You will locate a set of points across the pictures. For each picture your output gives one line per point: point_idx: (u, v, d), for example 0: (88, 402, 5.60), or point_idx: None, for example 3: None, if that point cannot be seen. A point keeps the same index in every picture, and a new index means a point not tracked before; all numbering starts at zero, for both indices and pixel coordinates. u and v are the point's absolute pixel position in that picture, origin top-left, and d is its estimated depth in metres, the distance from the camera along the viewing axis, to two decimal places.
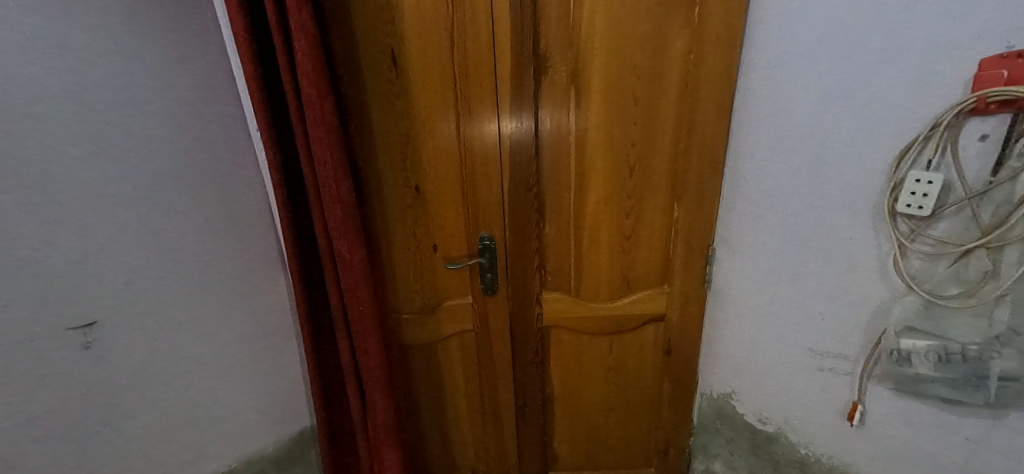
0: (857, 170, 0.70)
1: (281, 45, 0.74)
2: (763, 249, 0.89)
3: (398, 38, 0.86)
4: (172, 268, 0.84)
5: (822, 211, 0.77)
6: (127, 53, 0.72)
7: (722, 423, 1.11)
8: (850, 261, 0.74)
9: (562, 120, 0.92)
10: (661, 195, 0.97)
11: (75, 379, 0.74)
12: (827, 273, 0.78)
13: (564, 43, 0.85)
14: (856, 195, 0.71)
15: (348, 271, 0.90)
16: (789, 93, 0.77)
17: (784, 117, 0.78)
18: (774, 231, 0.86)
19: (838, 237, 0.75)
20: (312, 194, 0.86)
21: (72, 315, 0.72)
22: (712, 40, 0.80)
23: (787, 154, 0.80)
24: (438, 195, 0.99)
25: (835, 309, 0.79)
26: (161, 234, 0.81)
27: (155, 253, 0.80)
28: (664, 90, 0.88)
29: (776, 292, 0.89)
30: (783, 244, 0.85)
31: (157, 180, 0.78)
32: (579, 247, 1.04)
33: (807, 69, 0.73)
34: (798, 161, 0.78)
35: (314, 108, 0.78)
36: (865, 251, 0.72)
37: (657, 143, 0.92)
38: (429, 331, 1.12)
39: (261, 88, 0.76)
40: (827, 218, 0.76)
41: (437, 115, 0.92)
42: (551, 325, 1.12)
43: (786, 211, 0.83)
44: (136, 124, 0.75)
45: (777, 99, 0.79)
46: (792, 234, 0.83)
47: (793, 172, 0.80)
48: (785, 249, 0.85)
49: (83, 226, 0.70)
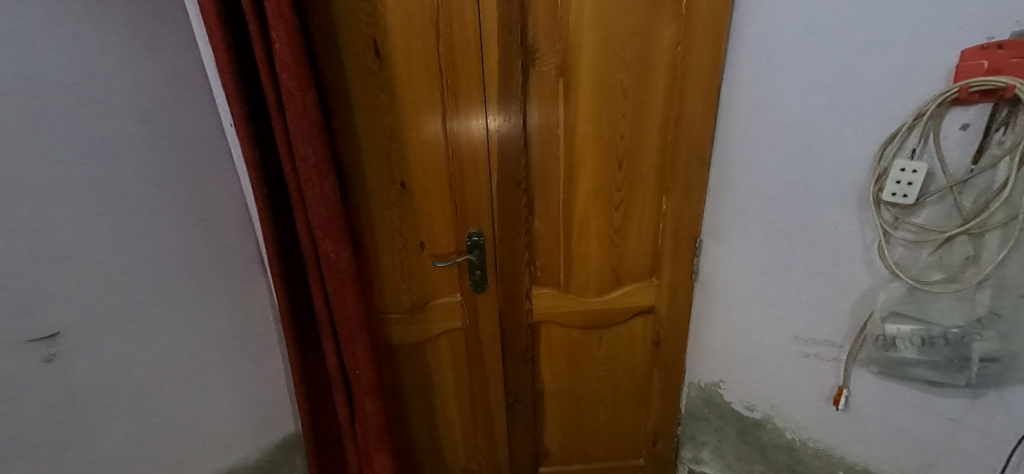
0: (843, 159, 0.72)
1: (258, 36, 0.70)
2: (750, 239, 0.91)
3: (381, 29, 0.82)
4: (150, 272, 0.80)
5: (809, 199, 0.78)
6: (93, 42, 0.67)
7: (710, 412, 1.13)
8: (835, 247, 0.77)
9: (550, 114, 0.90)
10: (651, 189, 0.97)
11: (44, 393, 0.69)
12: (814, 261, 0.80)
13: (552, 35, 0.84)
14: (842, 183, 0.73)
15: (334, 271, 0.87)
16: (775, 84, 0.77)
17: (770, 108, 0.79)
18: (761, 222, 0.87)
19: (823, 225, 0.77)
20: (293, 192, 0.82)
21: (41, 326, 0.67)
22: (700, 32, 0.80)
23: (773, 144, 0.81)
24: (425, 191, 0.97)
25: (820, 296, 0.81)
26: (137, 237, 0.77)
27: (130, 256, 0.76)
28: (652, 83, 0.87)
29: (763, 282, 0.91)
30: (770, 233, 0.87)
31: (131, 180, 0.74)
32: (569, 242, 1.03)
33: (793, 60, 0.74)
34: (784, 151, 0.80)
35: (295, 101, 0.74)
36: (849, 237, 0.74)
37: (645, 137, 0.92)
38: (417, 330, 1.09)
39: (238, 81, 0.72)
40: (814, 206, 0.78)
41: (423, 109, 0.89)
42: (541, 321, 1.12)
43: (772, 201, 0.84)
44: (108, 121, 0.70)
45: (763, 90, 0.80)
46: (779, 223, 0.84)
47: (779, 162, 0.81)
48: (772, 238, 0.86)
49: (54, 230, 0.66)
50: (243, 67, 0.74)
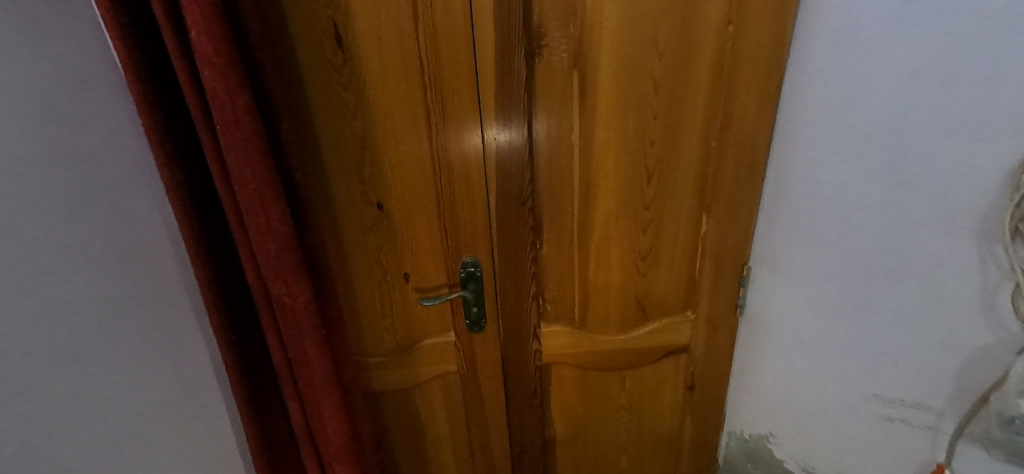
0: (953, 176, 0.51)
1: (166, 19, 0.51)
2: (812, 270, 0.73)
3: (342, 10, 0.63)
4: (149, 337, 0.62)
5: (904, 227, 0.59)
6: (69, 40, 0.49)
7: (754, 466, 0.96)
8: (938, 289, 0.57)
9: (562, 117, 0.72)
10: (687, 207, 0.79)
11: None
12: (908, 304, 0.61)
13: (566, 13, 0.64)
14: (955, 209, 0.52)
15: (292, 320, 0.70)
16: (860, 74, 0.57)
17: (851, 106, 0.60)
18: (833, 251, 0.69)
19: (923, 259, 0.58)
20: (233, 223, 0.64)
21: None
22: (759, 8, 0.61)
23: (857, 154, 0.62)
24: (407, 212, 0.79)
25: (913, 348, 0.63)
26: (130, 297, 0.59)
27: (127, 322, 0.59)
28: (693, 74, 0.69)
29: (835, 324, 0.73)
30: (843, 264, 0.68)
31: (120, 222, 0.57)
32: (585, 270, 0.85)
33: (884, 40, 0.53)
34: (869, 163, 0.60)
35: (223, 108, 0.56)
36: (964, 279, 0.54)
37: (681, 145, 0.74)
38: (404, 374, 0.92)
39: (145, 82, 0.53)
40: (910, 235, 0.58)
41: (401, 113, 0.71)
42: (551, 362, 0.93)
43: (848, 225, 0.66)
44: (93, 148, 0.52)
45: (847, 80, 0.59)
46: (857, 254, 0.66)
47: (862, 175, 0.61)
48: (846, 271, 0.68)
49: (56, 300, 0.48)
50: (157, 62, 0.55)
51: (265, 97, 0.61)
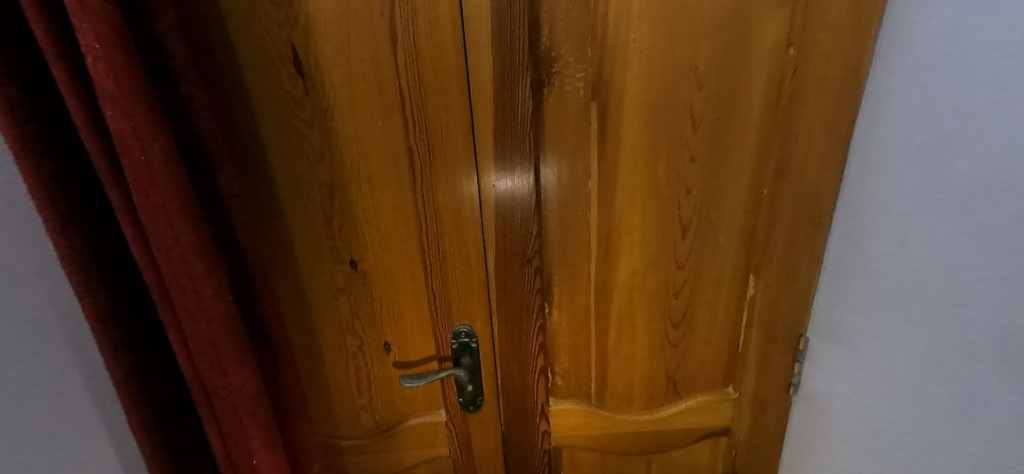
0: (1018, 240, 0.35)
1: (50, 43, 0.37)
2: (877, 351, 0.56)
3: (301, 30, 0.50)
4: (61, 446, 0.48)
5: (976, 307, 0.41)
6: None
7: None
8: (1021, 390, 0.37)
9: (578, 159, 0.58)
10: (730, 265, 0.65)
11: None
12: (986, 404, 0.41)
13: (582, 34, 0.51)
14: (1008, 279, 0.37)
15: (233, 418, 0.55)
16: (918, 118, 0.44)
17: (915, 152, 0.45)
18: (914, 333, 0.50)
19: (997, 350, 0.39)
20: (157, 300, 0.49)
21: None
22: (827, 31, 0.49)
23: (934, 210, 0.44)
24: (387, 272, 0.64)
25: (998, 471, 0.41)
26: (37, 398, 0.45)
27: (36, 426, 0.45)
28: (742, 107, 0.55)
29: (918, 435, 0.51)
30: (931, 354, 0.48)
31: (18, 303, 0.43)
32: (604, 338, 0.70)
33: (942, 76, 0.41)
34: (946, 224, 0.43)
35: (134, 157, 0.41)
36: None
37: (725, 194, 0.60)
38: (385, 460, 0.76)
39: (25, 125, 0.39)
40: (980, 318, 0.40)
41: (377, 154, 0.57)
42: (563, 446, 0.77)
43: (922, 301, 0.48)
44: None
45: (917, 118, 0.44)
46: (932, 339, 0.47)
47: (938, 238, 0.44)
48: (923, 359, 0.49)
49: None
50: (42, 98, 0.40)
51: (196, 140, 0.47)
